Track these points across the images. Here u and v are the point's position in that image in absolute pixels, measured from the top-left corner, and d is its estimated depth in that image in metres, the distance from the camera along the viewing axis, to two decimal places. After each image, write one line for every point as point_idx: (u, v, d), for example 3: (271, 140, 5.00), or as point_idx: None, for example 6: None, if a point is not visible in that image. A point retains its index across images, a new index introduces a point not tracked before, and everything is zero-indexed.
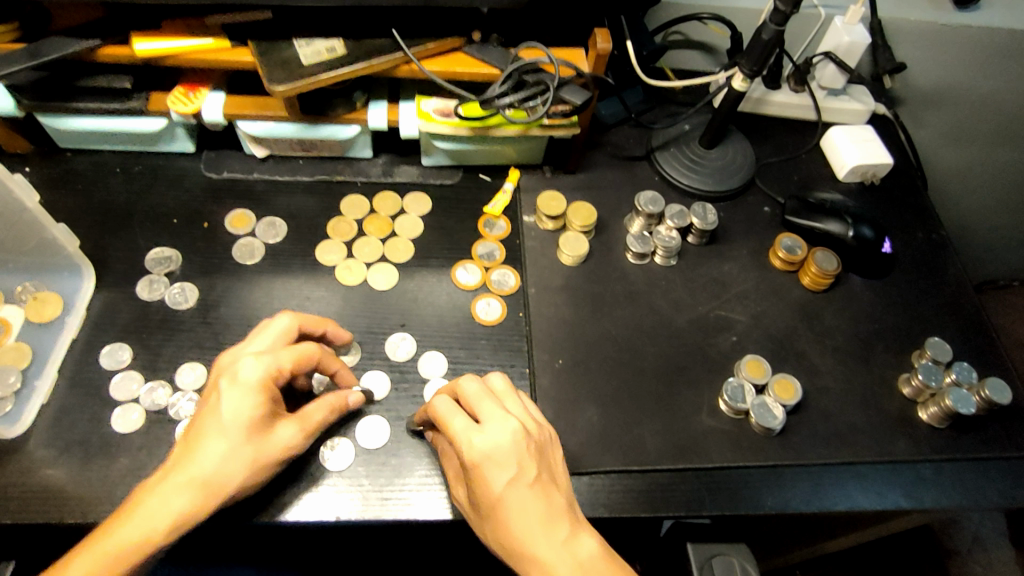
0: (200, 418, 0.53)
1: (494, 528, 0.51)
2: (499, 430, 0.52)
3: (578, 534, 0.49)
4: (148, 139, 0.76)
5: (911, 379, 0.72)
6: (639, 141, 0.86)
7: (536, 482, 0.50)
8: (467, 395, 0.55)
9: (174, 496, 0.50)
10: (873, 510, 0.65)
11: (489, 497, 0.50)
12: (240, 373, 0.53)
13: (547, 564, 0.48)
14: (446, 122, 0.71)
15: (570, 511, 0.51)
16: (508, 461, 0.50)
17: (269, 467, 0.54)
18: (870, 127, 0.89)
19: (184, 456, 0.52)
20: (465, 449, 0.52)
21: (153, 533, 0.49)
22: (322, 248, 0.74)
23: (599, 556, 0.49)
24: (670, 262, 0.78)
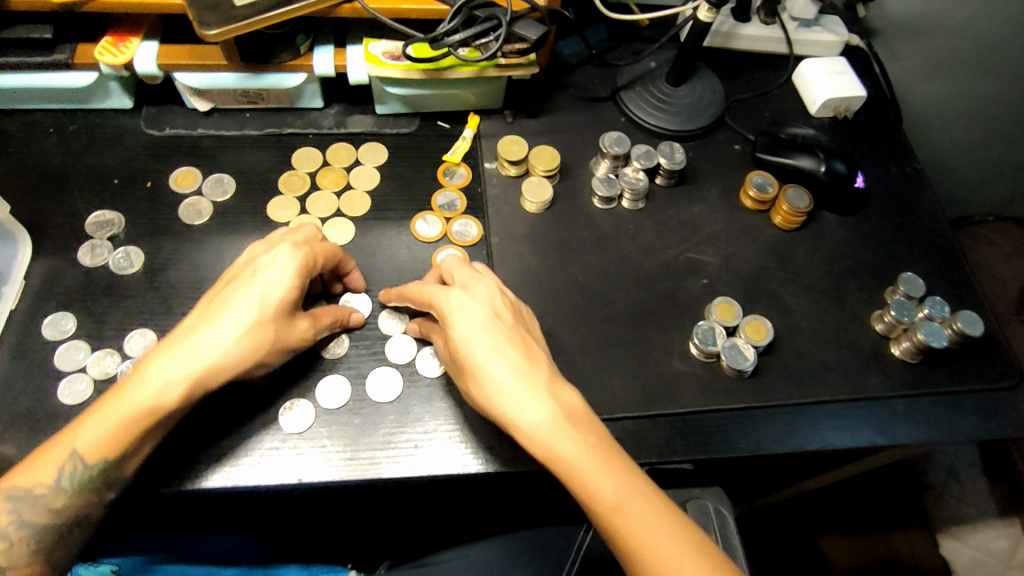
0: (226, 290, 0.53)
1: (467, 376, 0.53)
2: (478, 287, 0.55)
3: (553, 383, 0.51)
4: (82, 95, 0.72)
5: (884, 315, 0.70)
6: (604, 81, 0.83)
7: (512, 329, 0.53)
8: (450, 265, 0.59)
9: (192, 364, 0.49)
10: (846, 447, 0.64)
11: (459, 338, 0.53)
12: (275, 258, 0.54)
13: (522, 401, 0.50)
14: (396, 65, 0.67)
15: (547, 364, 0.53)
16: (482, 306, 0.53)
17: (281, 350, 0.54)
18: (844, 59, 0.86)
19: (203, 321, 0.51)
20: (444, 301, 0.55)
21: (165, 398, 0.49)
22: (274, 204, 0.71)
23: (575, 406, 0.51)
24: (638, 206, 0.76)
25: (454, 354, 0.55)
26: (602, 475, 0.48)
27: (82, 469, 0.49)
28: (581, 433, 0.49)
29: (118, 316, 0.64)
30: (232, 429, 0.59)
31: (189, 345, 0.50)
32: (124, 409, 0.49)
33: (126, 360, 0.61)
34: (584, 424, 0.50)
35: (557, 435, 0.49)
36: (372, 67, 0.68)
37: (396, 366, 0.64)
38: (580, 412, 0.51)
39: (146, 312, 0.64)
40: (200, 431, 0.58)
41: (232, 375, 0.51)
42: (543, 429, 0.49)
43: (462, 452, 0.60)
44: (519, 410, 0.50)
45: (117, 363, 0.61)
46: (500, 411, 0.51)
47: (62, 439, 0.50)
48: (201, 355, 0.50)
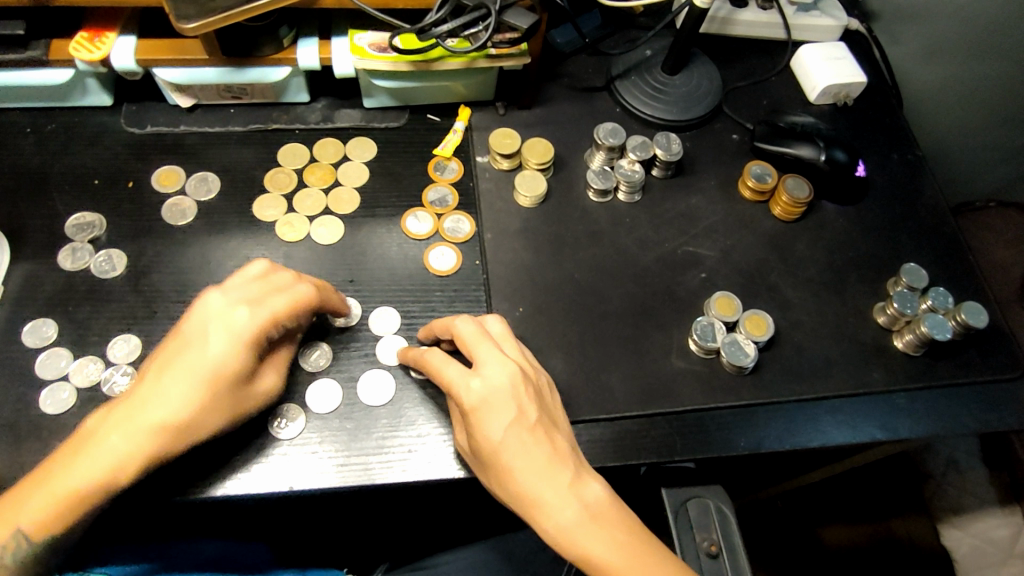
0: (176, 353, 0.50)
1: (496, 476, 0.51)
2: (498, 373, 0.52)
3: (580, 477, 0.50)
4: (58, 93, 0.69)
5: (886, 307, 0.69)
6: (599, 70, 0.81)
7: (537, 425, 0.51)
8: (466, 339, 0.55)
9: (142, 437, 0.48)
10: (848, 444, 0.63)
11: (488, 441, 0.51)
12: (228, 318, 0.51)
13: (551, 506, 0.49)
14: (383, 57, 0.65)
15: (572, 456, 0.51)
16: (507, 405, 0.51)
17: (240, 413, 0.53)
18: (843, 44, 0.84)
19: (156, 391, 0.49)
20: (464, 396, 0.52)
21: (114, 474, 0.48)
22: (260, 203, 0.69)
23: (604, 500, 0.50)
24: (635, 199, 0.74)
25: (477, 451, 0.53)
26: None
27: (26, 546, 0.46)
28: (614, 533, 0.48)
29: (100, 321, 0.62)
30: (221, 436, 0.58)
31: (138, 417, 0.49)
32: (72, 484, 0.47)
33: (110, 367, 0.60)
34: (614, 521, 0.49)
35: (587, 535, 0.48)
36: (358, 60, 0.65)
37: (388, 368, 0.62)
38: (610, 506, 0.49)
39: (129, 317, 0.62)
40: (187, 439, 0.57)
41: (184, 443, 0.50)
42: (571, 530, 0.48)
43: (455, 456, 0.58)
44: (548, 512, 0.49)
45: (100, 370, 0.59)
46: (529, 513, 0.50)
47: (2, 510, 0.47)
48: (151, 428, 0.49)
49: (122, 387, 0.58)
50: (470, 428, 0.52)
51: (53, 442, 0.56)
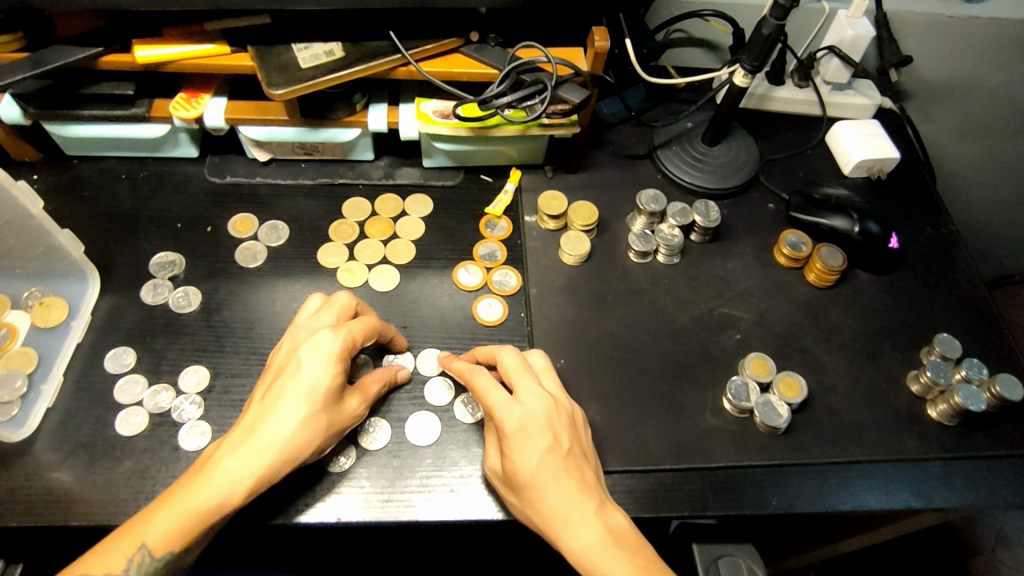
0: (278, 383, 0.55)
1: (525, 499, 0.54)
2: (533, 404, 0.56)
3: (603, 507, 0.53)
4: (152, 144, 0.77)
5: (920, 376, 0.70)
6: (642, 139, 0.86)
7: (567, 455, 0.54)
8: (508, 367, 0.59)
9: (253, 458, 0.52)
10: (881, 509, 0.64)
11: (520, 465, 0.54)
12: (318, 341, 0.56)
13: (578, 527, 0.52)
14: (445, 122, 0.71)
15: (596, 487, 0.55)
16: (541, 433, 0.54)
17: (336, 430, 0.56)
18: (876, 121, 0.88)
19: (264, 417, 0.53)
20: (504, 420, 0.55)
21: (230, 495, 0.51)
22: (324, 250, 0.75)
23: (624, 529, 0.53)
24: (673, 260, 0.78)
25: (508, 473, 0.55)
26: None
27: (149, 562, 0.50)
28: (633, 559, 0.51)
29: (174, 353, 0.67)
30: None
31: (251, 441, 0.52)
32: (192, 504, 0.50)
33: (180, 396, 0.64)
34: (634, 549, 0.51)
35: (608, 559, 0.50)
36: (423, 125, 0.72)
37: (435, 411, 0.66)
38: (631, 536, 0.52)
39: (199, 350, 0.68)
40: None
41: (289, 466, 0.53)
42: (594, 551, 0.51)
43: (495, 497, 0.61)
44: (573, 533, 0.51)
45: (171, 398, 0.64)
46: (554, 535, 0.52)
47: (129, 531, 0.50)
48: (263, 450, 0.52)
49: (190, 415, 0.63)
50: (506, 452, 0.55)
51: (125, 462, 0.61)
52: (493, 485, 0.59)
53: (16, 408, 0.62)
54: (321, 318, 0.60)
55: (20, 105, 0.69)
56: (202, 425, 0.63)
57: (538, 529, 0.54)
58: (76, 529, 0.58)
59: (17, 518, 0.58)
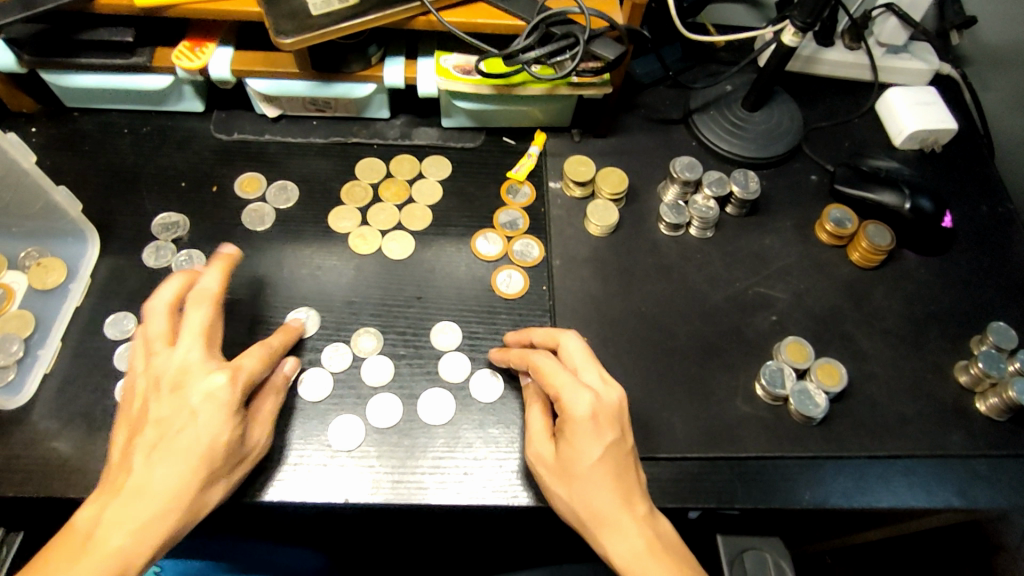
0: (172, 438, 0.48)
1: (572, 489, 0.50)
2: (604, 393, 0.52)
3: (653, 512, 0.50)
4: (155, 97, 0.72)
5: (970, 367, 0.65)
6: (676, 102, 0.80)
7: (627, 452, 0.51)
8: (575, 351, 0.55)
9: (152, 521, 0.46)
10: (922, 508, 0.60)
11: (581, 453, 0.50)
12: (201, 385, 0.50)
13: (627, 532, 0.48)
14: (467, 79, 0.66)
15: (645, 490, 0.52)
16: (610, 424, 0.50)
17: (242, 471, 0.52)
18: (933, 89, 0.81)
19: (151, 474, 0.47)
20: (572, 402, 0.51)
21: (130, 559, 0.45)
22: (335, 214, 0.71)
23: (670, 538, 0.50)
24: (707, 234, 0.72)
25: (560, 459, 0.51)
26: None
27: None
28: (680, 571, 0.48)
29: None
30: (283, 444, 0.59)
31: (146, 504, 0.46)
32: None
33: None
34: (682, 561, 0.48)
35: (654, 568, 0.47)
36: (442, 81, 0.66)
37: (448, 388, 0.62)
38: (677, 546, 0.49)
39: None
40: None
41: (194, 520, 0.48)
42: (642, 557, 0.47)
43: (510, 483, 0.58)
44: (620, 537, 0.48)
45: None
46: (599, 533, 0.49)
47: None
48: (165, 509, 0.46)
49: None
50: (567, 439, 0.51)
51: None
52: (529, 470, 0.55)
53: (12, 373, 0.59)
54: (180, 348, 0.52)
55: (13, 52, 0.64)
56: None
57: (577, 523, 0.50)
58: (74, 502, 0.56)
59: (13, 488, 0.55)
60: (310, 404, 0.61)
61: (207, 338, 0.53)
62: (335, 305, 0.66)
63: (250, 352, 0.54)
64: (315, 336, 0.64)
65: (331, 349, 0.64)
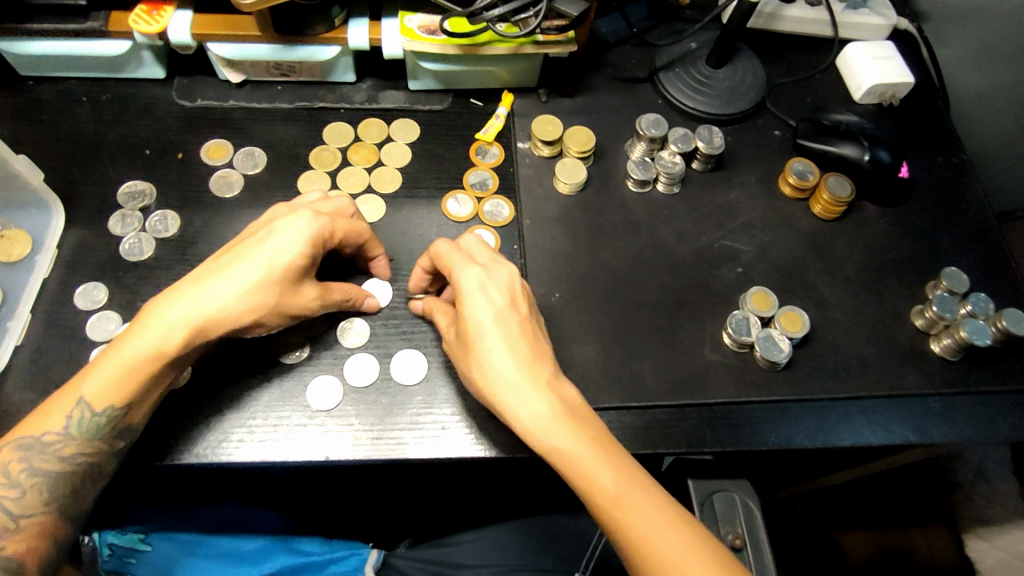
0: (227, 256, 0.52)
1: (471, 360, 0.52)
2: (497, 269, 0.54)
3: (557, 377, 0.52)
4: (113, 63, 0.71)
5: (925, 311, 0.68)
6: (642, 61, 0.81)
7: (524, 321, 0.53)
8: (471, 244, 0.56)
9: (187, 311, 0.49)
10: (879, 444, 0.63)
11: (471, 325, 0.52)
12: (279, 233, 0.52)
13: (555, 435, 0.49)
14: (432, 39, 0.66)
15: (550, 358, 0.53)
16: (500, 293, 0.52)
17: (285, 311, 0.53)
18: (891, 43, 0.83)
19: (186, 298, 0.50)
20: (461, 279, 0.53)
21: (164, 343, 0.49)
22: (304, 178, 0.70)
23: (575, 399, 0.52)
24: (674, 190, 0.74)
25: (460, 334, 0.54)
26: (634, 507, 0.47)
27: (88, 417, 0.50)
28: (584, 432, 0.49)
29: (149, 288, 0.64)
30: (260, 407, 0.60)
31: (154, 317, 0.50)
32: (91, 391, 0.50)
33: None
34: (583, 420, 0.50)
35: (559, 430, 0.49)
36: (408, 42, 0.66)
37: (423, 347, 0.63)
38: (582, 409, 0.51)
39: (176, 284, 0.64)
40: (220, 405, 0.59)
41: (214, 333, 0.50)
42: (577, 459, 0.48)
43: (488, 436, 0.59)
44: (522, 401, 0.50)
45: None
46: (498, 399, 0.51)
47: (20, 425, 0.51)
48: (194, 304, 0.49)
49: None
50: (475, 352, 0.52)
51: None
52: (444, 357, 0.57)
53: None
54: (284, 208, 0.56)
55: None
56: None
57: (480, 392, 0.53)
58: None
59: None
60: (286, 366, 0.61)
61: (300, 207, 0.55)
62: None
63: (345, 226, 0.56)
64: None
65: None
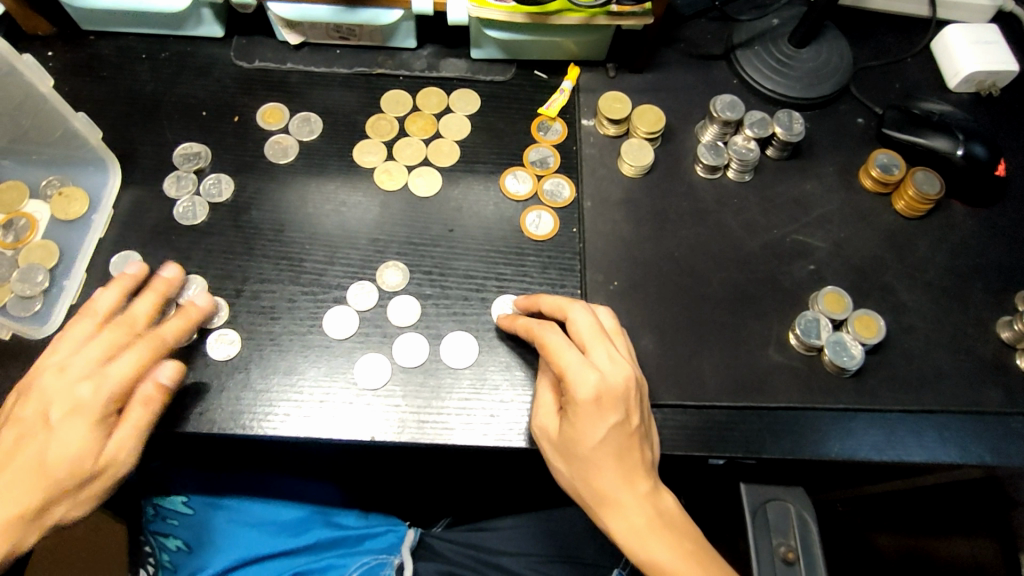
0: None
1: (579, 470, 0.51)
2: (612, 376, 0.50)
3: (658, 488, 0.51)
4: (172, 20, 0.69)
5: (1013, 322, 0.63)
6: (718, 37, 0.76)
7: (633, 433, 0.50)
8: (584, 329, 0.53)
9: None
10: (953, 463, 0.59)
11: (583, 437, 0.50)
12: (63, 393, 0.50)
13: (627, 511, 0.49)
14: (500, 6, 0.62)
15: (654, 465, 0.52)
16: (616, 407, 0.49)
17: None
18: (994, 26, 0.76)
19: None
20: (578, 387, 0.49)
21: None
22: (360, 147, 0.68)
23: (674, 510, 0.51)
24: (745, 177, 0.69)
25: (566, 440, 0.51)
26: None
27: None
28: (683, 544, 0.49)
29: (201, 253, 0.63)
30: (308, 381, 0.59)
31: None
32: None
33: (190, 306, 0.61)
34: (681, 533, 0.50)
35: (656, 544, 0.49)
36: (474, 8, 0.63)
37: (473, 331, 0.61)
38: (679, 519, 0.50)
39: (227, 252, 0.63)
40: (270, 377, 0.58)
41: None
42: (642, 533, 0.49)
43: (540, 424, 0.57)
44: (624, 514, 0.49)
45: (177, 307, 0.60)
46: (603, 508, 0.50)
47: None
48: None
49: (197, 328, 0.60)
50: (571, 419, 0.50)
51: None
52: (539, 442, 0.54)
53: (39, 304, 0.59)
54: (55, 354, 0.53)
55: None
56: (230, 333, 0.60)
57: (580, 494, 0.51)
58: None
59: None
60: (336, 341, 0.60)
61: (70, 363, 0.52)
62: (360, 242, 0.65)
63: (128, 354, 0.52)
64: (340, 273, 0.63)
65: (357, 286, 0.63)
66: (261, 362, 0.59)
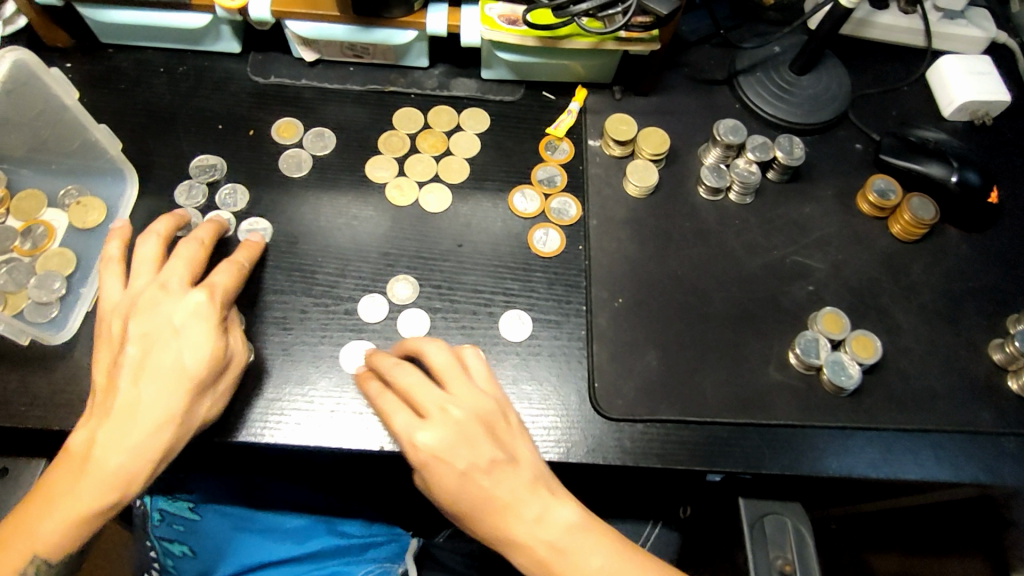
0: (149, 358, 0.51)
1: (466, 520, 0.52)
2: (444, 426, 0.51)
3: (547, 507, 0.51)
4: (191, 35, 0.71)
5: (1005, 345, 0.65)
6: (721, 63, 0.78)
7: (491, 469, 0.51)
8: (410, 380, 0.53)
9: (109, 473, 0.49)
10: (945, 481, 0.61)
11: (447, 491, 0.51)
12: (176, 304, 0.53)
13: (520, 549, 0.51)
14: (512, 29, 0.65)
15: (535, 483, 0.52)
16: (459, 455, 0.51)
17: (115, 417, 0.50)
18: (988, 58, 0.79)
19: (139, 393, 0.50)
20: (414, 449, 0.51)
21: (102, 494, 0.49)
22: (372, 163, 0.70)
23: (572, 521, 0.51)
24: (746, 200, 0.71)
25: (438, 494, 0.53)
26: None
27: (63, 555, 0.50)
28: (586, 558, 0.50)
29: (213, 264, 0.64)
30: (320, 391, 0.60)
31: (93, 454, 0.49)
32: (80, 501, 0.49)
33: None
34: (580, 547, 0.50)
35: (561, 567, 0.50)
36: (487, 30, 0.65)
37: (481, 344, 0.63)
38: (580, 531, 0.51)
39: None
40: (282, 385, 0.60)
41: (136, 485, 0.50)
42: (543, 565, 0.50)
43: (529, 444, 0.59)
44: (521, 552, 0.51)
45: None
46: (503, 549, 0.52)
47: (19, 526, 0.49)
48: (115, 451, 0.49)
49: None
50: (427, 479, 0.52)
51: None
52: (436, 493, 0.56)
53: (56, 310, 0.61)
54: (136, 282, 0.55)
55: None
56: None
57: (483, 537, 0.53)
58: None
59: (58, 421, 0.57)
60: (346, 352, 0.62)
61: (165, 280, 0.55)
62: (371, 256, 0.66)
63: (220, 268, 0.57)
64: (351, 285, 0.65)
65: (368, 298, 0.64)
66: (273, 371, 0.60)
